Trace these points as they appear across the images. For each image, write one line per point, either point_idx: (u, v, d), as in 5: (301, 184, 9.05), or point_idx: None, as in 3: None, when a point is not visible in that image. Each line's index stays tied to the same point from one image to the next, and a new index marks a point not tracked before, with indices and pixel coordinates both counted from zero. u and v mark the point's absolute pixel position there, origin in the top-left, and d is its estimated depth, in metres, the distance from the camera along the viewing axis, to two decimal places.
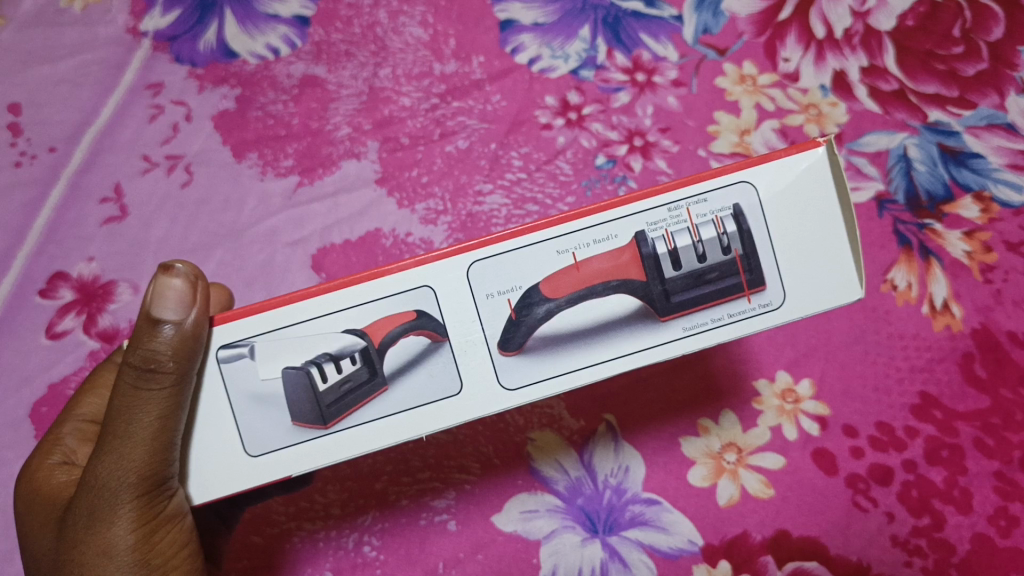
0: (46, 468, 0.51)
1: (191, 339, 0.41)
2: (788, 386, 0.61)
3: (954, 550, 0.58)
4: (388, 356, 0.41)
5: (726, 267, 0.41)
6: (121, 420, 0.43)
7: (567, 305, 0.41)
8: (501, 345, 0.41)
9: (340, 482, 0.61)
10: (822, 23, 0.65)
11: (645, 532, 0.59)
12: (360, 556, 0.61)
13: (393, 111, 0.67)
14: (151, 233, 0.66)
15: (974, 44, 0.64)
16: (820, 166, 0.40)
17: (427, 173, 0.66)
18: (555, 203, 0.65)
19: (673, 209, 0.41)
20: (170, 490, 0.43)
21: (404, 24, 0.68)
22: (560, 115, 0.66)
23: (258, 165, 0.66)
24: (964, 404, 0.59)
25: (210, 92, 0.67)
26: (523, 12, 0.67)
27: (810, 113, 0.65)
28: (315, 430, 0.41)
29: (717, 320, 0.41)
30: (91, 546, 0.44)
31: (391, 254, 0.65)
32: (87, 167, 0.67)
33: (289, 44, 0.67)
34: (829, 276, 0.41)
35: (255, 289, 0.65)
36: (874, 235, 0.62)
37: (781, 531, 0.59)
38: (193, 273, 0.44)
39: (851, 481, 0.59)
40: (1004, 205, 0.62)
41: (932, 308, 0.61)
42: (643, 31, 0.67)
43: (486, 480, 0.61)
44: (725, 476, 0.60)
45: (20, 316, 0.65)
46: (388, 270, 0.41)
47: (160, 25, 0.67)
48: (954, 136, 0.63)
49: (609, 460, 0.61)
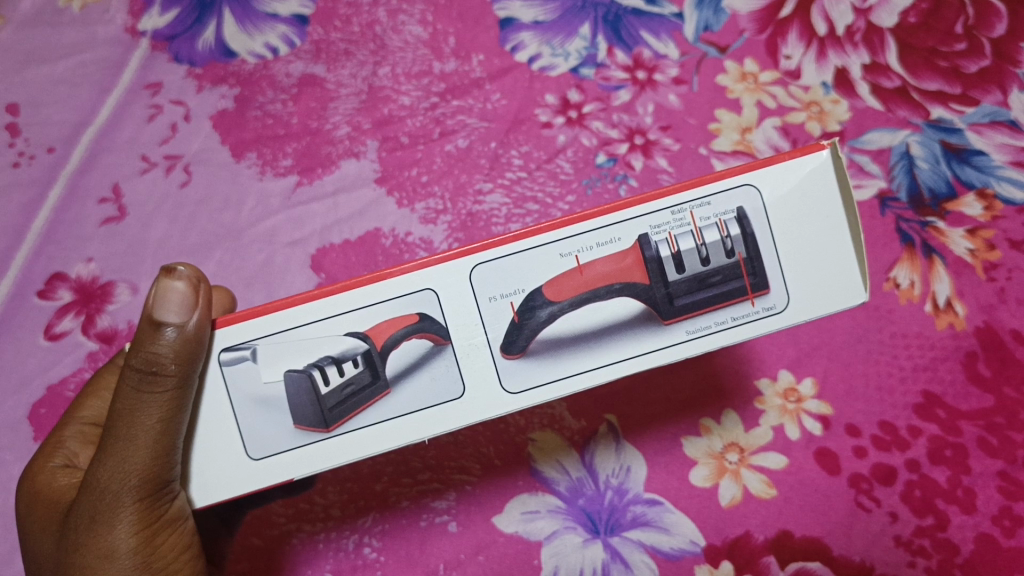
0: (47, 471, 0.51)
1: (192, 342, 0.40)
2: (790, 385, 0.61)
3: (958, 550, 0.57)
4: (390, 359, 0.41)
5: (730, 270, 0.40)
6: (122, 422, 0.42)
7: (570, 307, 0.41)
8: (504, 349, 0.41)
9: (340, 483, 0.61)
10: (824, 19, 0.65)
11: (647, 533, 0.59)
12: (360, 558, 0.61)
13: (392, 110, 0.66)
14: (150, 234, 0.66)
15: (977, 40, 0.64)
16: (826, 168, 0.40)
17: (427, 172, 0.66)
18: (556, 202, 0.65)
19: (676, 213, 0.40)
20: (171, 493, 0.42)
21: (404, 22, 0.68)
22: (561, 114, 0.66)
23: (257, 165, 0.66)
24: (967, 403, 0.59)
25: (209, 92, 0.67)
26: (524, 10, 0.67)
27: (812, 110, 0.64)
28: (316, 434, 0.41)
29: (721, 323, 0.41)
30: (92, 550, 0.44)
31: (391, 254, 0.65)
32: (86, 166, 0.67)
33: (288, 44, 0.67)
34: (833, 279, 0.41)
35: (255, 289, 0.65)
36: (877, 234, 0.61)
37: (784, 532, 0.59)
38: (196, 275, 0.44)
39: (855, 481, 0.59)
40: (1007, 203, 0.61)
41: (935, 307, 0.61)
42: (644, 29, 0.66)
43: (487, 481, 0.61)
44: (727, 476, 0.60)
45: (18, 316, 0.64)
46: (391, 273, 0.41)
47: (158, 24, 0.67)
48: (957, 133, 0.63)
49: (611, 461, 0.60)
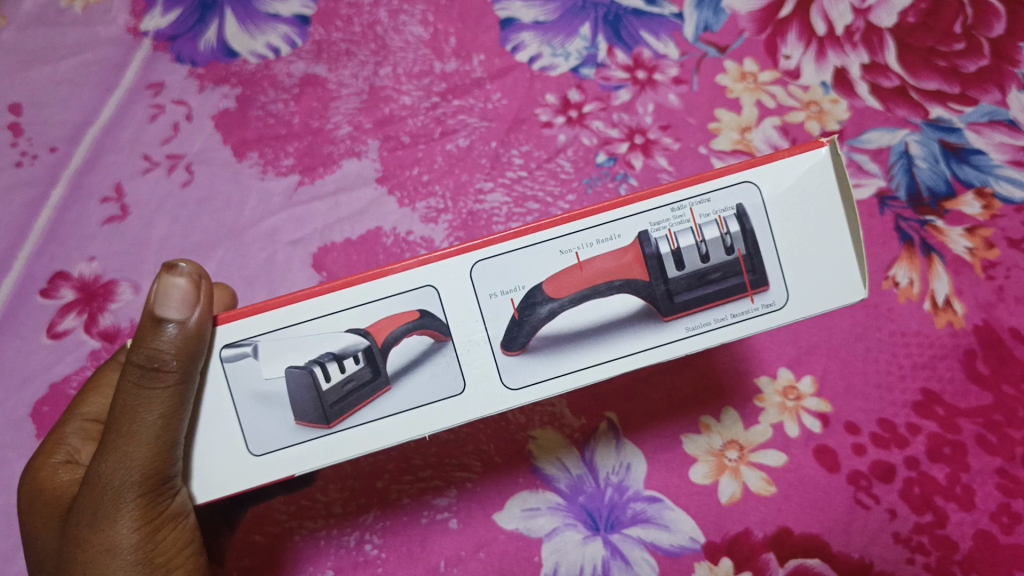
0: (49, 467, 0.51)
1: (194, 339, 0.40)
2: (790, 383, 0.61)
3: (957, 547, 0.58)
4: (391, 356, 0.41)
5: (729, 267, 0.41)
6: (124, 418, 0.43)
7: (570, 304, 0.41)
8: (505, 346, 0.41)
9: (341, 481, 0.61)
10: (823, 20, 0.65)
11: (647, 530, 0.59)
12: (361, 555, 0.61)
13: (393, 110, 0.67)
14: (153, 233, 0.66)
15: (975, 40, 0.64)
16: (825, 165, 0.40)
17: (428, 172, 0.66)
18: (556, 201, 0.65)
19: (676, 210, 0.41)
20: (173, 489, 0.43)
21: (405, 22, 0.68)
22: (561, 114, 0.66)
23: (259, 164, 0.66)
24: (966, 401, 0.59)
25: (211, 92, 0.67)
26: (524, 10, 0.67)
27: (811, 110, 0.65)
28: (317, 430, 0.41)
29: (721, 320, 0.41)
30: (94, 545, 0.44)
31: (392, 252, 0.65)
32: (88, 166, 0.67)
33: (290, 44, 0.67)
34: (833, 276, 0.41)
35: (257, 288, 0.65)
36: (876, 232, 0.62)
37: (783, 529, 0.59)
38: (197, 272, 0.44)
39: (854, 478, 0.59)
40: (1006, 202, 0.62)
41: (934, 305, 0.61)
42: (644, 29, 0.66)
43: (488, 478, 0.61)
44: (727, 474, 0.60)
45: (21, 315, 0.65)
46: (392, 269, 0.41)
47: (160, 25, 0.67)
48: (956, 132, 0.63)
49: (611, 459, 0.61)
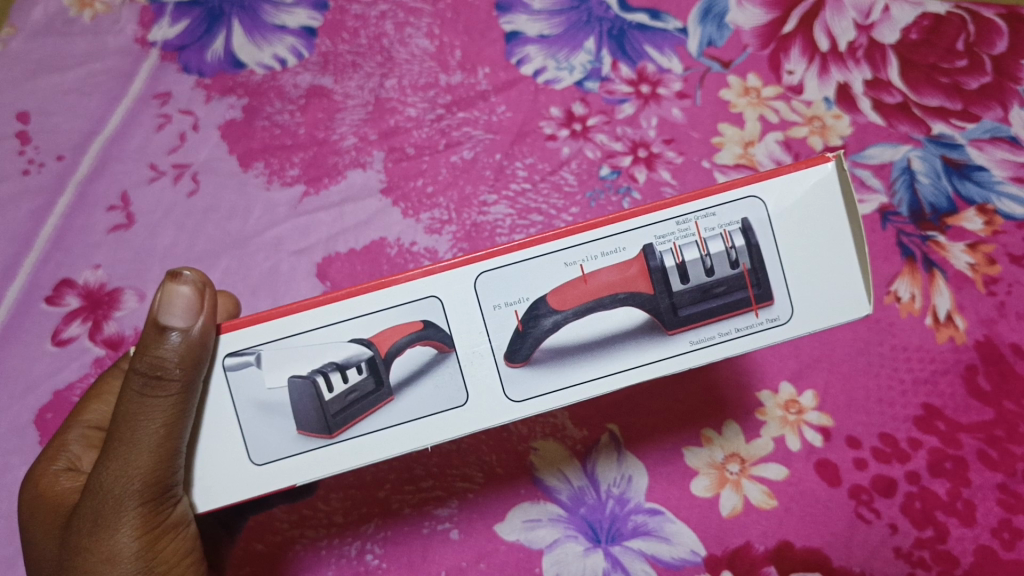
0: (51, 474, 0.51)
1: (197, 347, 0.41)
2: (791, 397, 0.61)
3: (958, 562, 0.58)
4: (395, 366, 0.41)
5: (734, 281, 0.41)
6: (127, 426, 0.43)
7: (574, 317, 0.41)
8: (508, 357, 0.42)
9: (343, 490, 0.61)
10: (826, 35, 0.66)
11: (648, 543, 0.59)
12: (362, 565, 0.61)
13: (399, 121, 0.67)
14: (158, 242, 0.67)
15: (977, 57, 0.65)
16: (829, 181, 0.41)
17: (433, 183, 0.66)
18: (560, 213, 0.65)
19: (681, 223, 0.41)
20: (174, 498, 0.43)
21: (411, 35, 0.69)
22: (565, 127, 0.67)
23: (265, 174, 0.67)
24: (967, 416, 0.59)
25: (218, 102, 0.68)
26: (529, 23, 0.68)
27: (814, 125, 0.65)
28: (319, 440, 0.42)
29: (725, 334, 0.42)
30: (95, 553, 0.44)
31: (396, 263, 0.65)
32: (95, 175, 0.67)
33: (296, 55, 0.68)
34: (839, 291, 0.41)
35: (261, 297, 0.65)
36: (878, 247, 0.62)
37: (785, 542, 0.59)
38: (201, 280, 0.44)
39: (855, 492, 0.59)
40: (1007, 218, 0.62)
41: (936, 320, 0.61)
42: (649, 43, 0.67)
43: (489, 489, 0.61)
44: (728, 487, 0.60)
45: (25, 323, 0.65)
46: (397, 280, 0.41)
47: (170, 36, 0.68)
48: (958, 149, 0.64)
49: (611, 471, 0.61)
